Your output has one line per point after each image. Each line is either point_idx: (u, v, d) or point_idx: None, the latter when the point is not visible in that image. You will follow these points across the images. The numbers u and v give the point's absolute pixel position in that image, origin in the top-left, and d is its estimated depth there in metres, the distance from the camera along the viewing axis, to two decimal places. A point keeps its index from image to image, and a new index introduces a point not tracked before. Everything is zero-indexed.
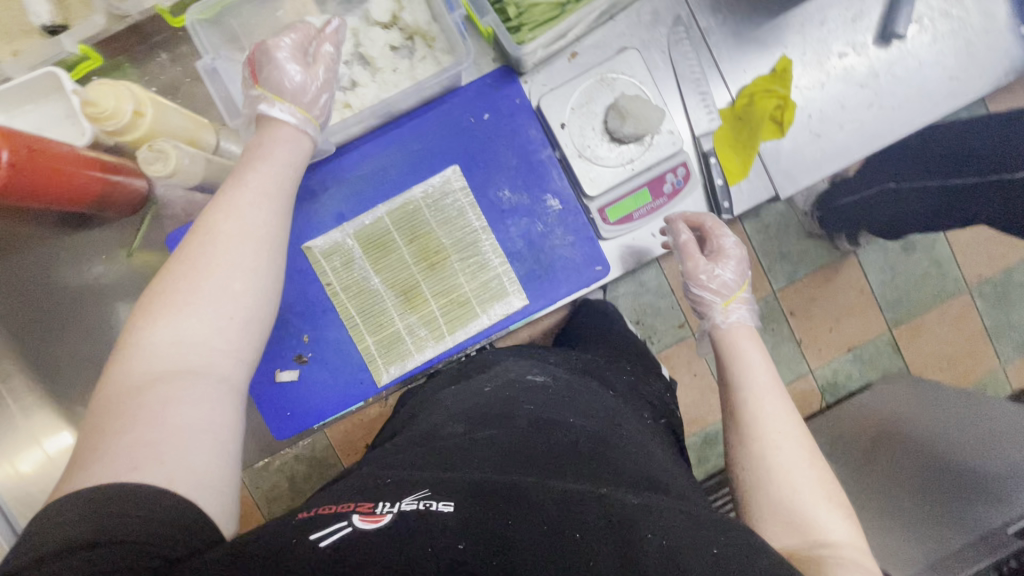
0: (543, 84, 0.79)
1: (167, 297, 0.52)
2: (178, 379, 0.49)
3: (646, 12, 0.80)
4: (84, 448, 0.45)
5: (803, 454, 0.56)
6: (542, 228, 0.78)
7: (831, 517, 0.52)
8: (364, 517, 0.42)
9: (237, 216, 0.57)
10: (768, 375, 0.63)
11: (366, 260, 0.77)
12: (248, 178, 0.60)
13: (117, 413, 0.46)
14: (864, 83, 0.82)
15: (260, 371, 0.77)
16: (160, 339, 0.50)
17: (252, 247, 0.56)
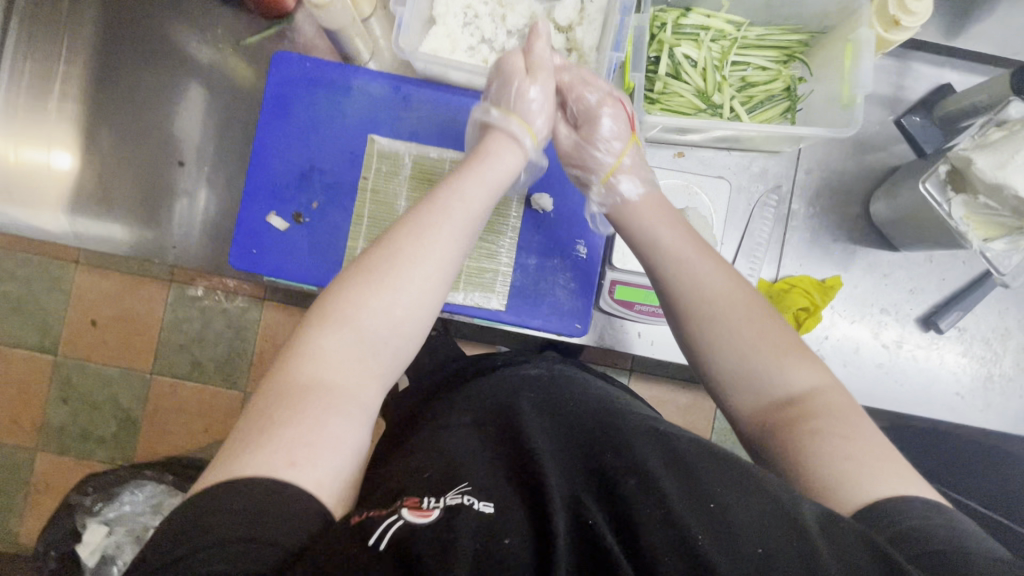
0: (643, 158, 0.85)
1: (341, 308, 0.53)
2: (335, 391, 0.50)
3: (757, 165, 0.86)
4: (239, 435, 0.46)
5: (754, 334, 0.57)
6: (558, 263, 0.82)
7: (796, 378, 0.55)
8: (412, 511, 0.43)
9: (431, 230, 0.58)
10: (719, 284, 0.60)
11: (407, 181, 0.81)
12: (442, 196, 0.60)
13: (273, 401, 0.48)
14: (886, 345, 0.86)
15: (259, 202, 0.81)
16: (331, 349, 0.52)
17: (439, 247, 0.57)
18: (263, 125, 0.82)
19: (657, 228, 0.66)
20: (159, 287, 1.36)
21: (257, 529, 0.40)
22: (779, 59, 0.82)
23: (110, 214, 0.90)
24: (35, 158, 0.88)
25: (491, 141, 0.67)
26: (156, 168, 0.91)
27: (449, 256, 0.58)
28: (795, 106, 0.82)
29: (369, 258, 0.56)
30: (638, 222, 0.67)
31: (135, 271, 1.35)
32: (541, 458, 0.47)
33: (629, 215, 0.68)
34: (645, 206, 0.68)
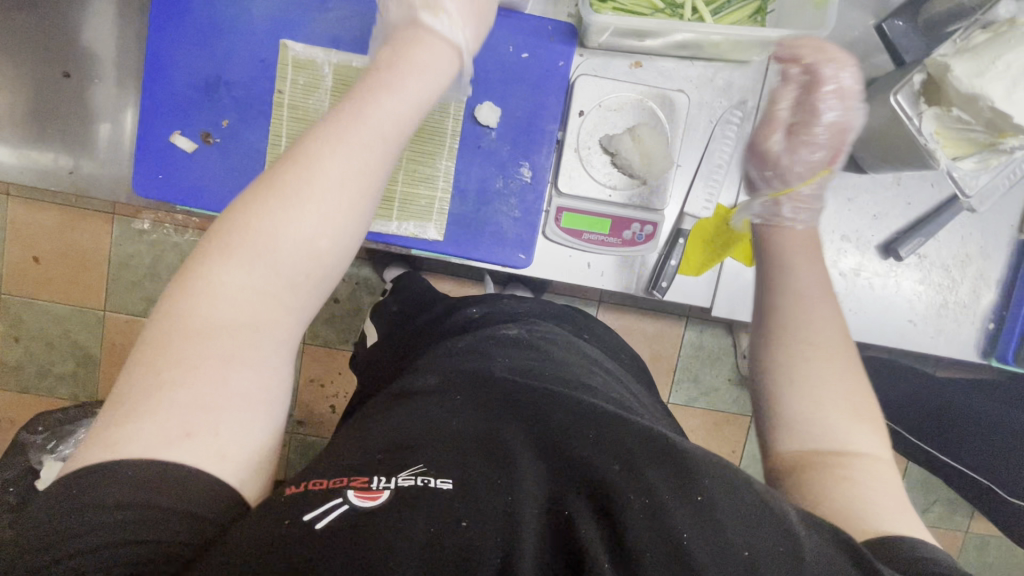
0: (594, 69, 0.76)
1: (246, 225, 0.44)
2: (239, 334, 0.43)
3: (722, 77, 0.78)
4: (118, 401, 0.40)
5: (830, 367, 0.54)
6: (501, 188, 0.75)
7: (857, 439, 0.51)
8: (358, 494, 0.39)
9: (329, 159, 0.46)
10: (819, 293, 0.58)
11: (328, 95, 0.71)
12: (368, 109, 0.49)
13: (161, 360, 0.41)
14: (844, 274, 0.83)
15: (160, 120, 0.71)
16: (232, 279, 0.44)
17: (343, 174, 0.46)
18: (156, 29, 0.70)
19: (786, 254, 0.61)
20: (101, 220, 1.26)
21: (158, 526, 0.36)
22: None
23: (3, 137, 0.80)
24: None
25: (409, 44, 0.54)
26: (46, 84, 0.79)
27: (370, 184, 0.48)
28: (765, 8, 0.72)
29: (267, 182, 0.46)
30: (778, 248, 0.62)
31: (71, 203, 1.25)
32: (511, 446, 0.43)
33: (778, 242, 0.62)
34: (798, 240, 0.62)
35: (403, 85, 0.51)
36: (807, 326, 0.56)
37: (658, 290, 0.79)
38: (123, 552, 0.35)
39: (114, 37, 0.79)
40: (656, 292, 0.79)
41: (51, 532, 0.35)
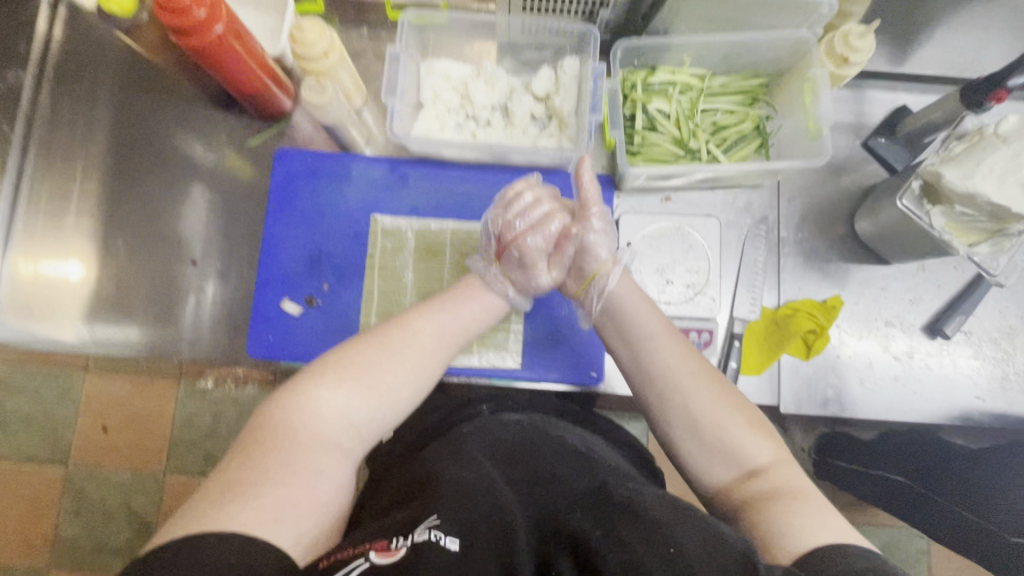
0: (632, 206, 0.89)
1: (355, 367, 0.61)
2: (331, 450, 0.56)
3: (742, 199, 0.90)
4: (220, 499, 0.48)
5: (703, 385, 0.63)
6: (566, 314, 0.84)
7: (757, 448, 0.60)
8: (380, 553, 0.45)
9: (421, 335, 0.67)
10: (661, 324, 0.69)
11: (412, 255, 0.84)
12: (433, 308, 0.69)
13: (270, 468, 0.52)
14: (898, 357, 0.87)
15: (271, 291, 0.83)
16: (338, 399, 0.59)
17: (427, 346, 0.67)
18: (270, 218, 0.86)
19: (636, 301, 0.72)
20: (166, 384, 1.32)
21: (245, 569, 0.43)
22: (745, 102, 0.88)
23: (130, 319, 0.93)
24: (54, 270, 0.92)
25: (481, 281, 0.77)
26: (169, 270, 0.94)
27: (444, 345, 0.68)
28: (767, 143, 0.87)
29: (353, 356, 0.62)
30: (621, 299, 0.73)
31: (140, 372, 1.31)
32: (512, 510, 0.50)
33: (621, 296, 0.73)
34: (628, 290, 0.73)
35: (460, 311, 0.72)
36: (702, 408, 0.62)
37: None
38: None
39: (226, 228, 0.95)
40: None
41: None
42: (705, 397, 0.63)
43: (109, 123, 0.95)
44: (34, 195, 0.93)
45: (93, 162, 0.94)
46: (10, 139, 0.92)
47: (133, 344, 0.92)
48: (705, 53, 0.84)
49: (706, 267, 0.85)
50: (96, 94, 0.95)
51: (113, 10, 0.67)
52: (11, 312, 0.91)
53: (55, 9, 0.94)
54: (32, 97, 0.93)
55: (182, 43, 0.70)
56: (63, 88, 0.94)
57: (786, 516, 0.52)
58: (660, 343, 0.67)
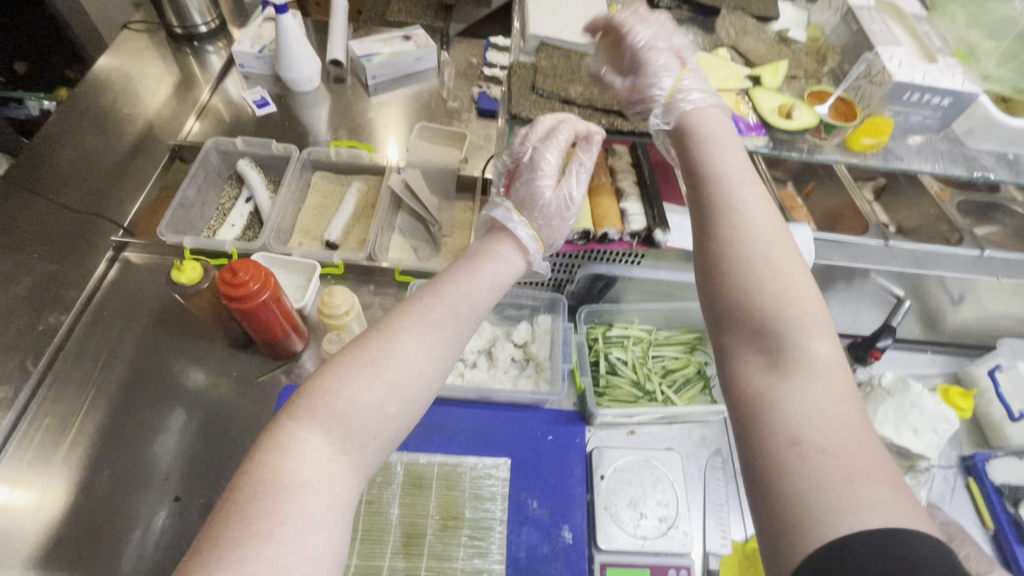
0: (602, 439, 0.98)
1: (327, 391, 0.56)
2: (315, 488, 0.52)
3: (697, 432, 1.02)
4: (212, 536, 0.48)
5: (803, 309, 0.59)
6: (548, 552, 0.85)
7: (817, 408, 0.52)
8: None
9: (406, 338, 0.61)
10: (789, 259, 0.63)
11: (399, 490, 0.88)
12: (447, 290, 0.66)
13: (256, 500, 0.49)
14: None
15: None
16: (342, 399, 0.56)
17: (417, 348, 0.61)
18: None
19: (723, 162, 0.70)
20: None
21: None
22: (685, 350, 1.08)
23: (85, 562, 0.86)
24: (23, 501, 0.90)
25: (484, 253, 0.72)
26: (144, 503, 0.92)
27: (439, 342, 0.62)
28: (709, 384, 1.05)
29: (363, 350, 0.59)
30: (702, 132, 0.72)
31: None
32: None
33: (711, 146, 0.71)
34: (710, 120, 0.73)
35: (470, 275, 0.68)
36: (803, 347, 0.57)
37: None
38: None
39: (215, 459, 0.97)
40: None
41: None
42: (793, 354, 0.56)
43: (130, 359, 1.05)
44: (33, 426, 0.97)
45: (104, 394, 1.01)
46: (30, 374, 1.00)
47: None
48: (648, 315, 1.07)
49: (674, 499, 0.91)
50: (124, 334, 1.08)
51: (182, 280, 0.87)
52: None
53: (111, 265, 1.14)
54: (66, 335, 1.05)
55: (230, 305, 0.86)
56: (97, 327, 1.08)
57: (802, 477, 0.49)
58: (750, 208, 0.66)
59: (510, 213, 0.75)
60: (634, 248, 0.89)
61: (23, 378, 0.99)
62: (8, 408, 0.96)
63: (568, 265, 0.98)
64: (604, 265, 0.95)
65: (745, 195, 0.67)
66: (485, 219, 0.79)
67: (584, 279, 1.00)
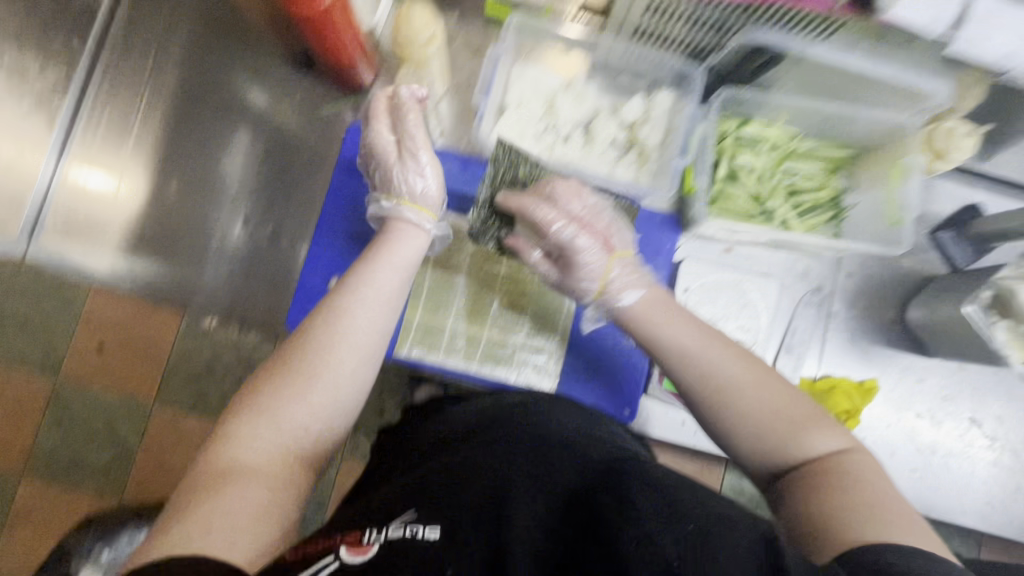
0: (692, 251, 0.87)
1: (259, 411, 0.52)
2: (265, 464, 0.49)
3: (802, 265, 0.89)
4: (165, 527, 0.44)
5: (759, 384, 0.56)
6: (610, 348, 0.83)
7: (820, 444, 0.52)
8: (350, 549, 0.41)
9: (347, 318, 0.58)
10: (733, 368, 0.58)
11: (468, 258, 0.84)
12: (362, 286, 0.61)
13: (197, 493, 0.46)
14: (919, 449, 0.89)
15: (320, 267, 0.81)
16: (250, 441, 0.50)
17: (364, 321, 0.59)
18: (333, 192, 0.83)
19: (670, 325, 0.65)
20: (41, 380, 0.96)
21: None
22: (826, 170, 0.87)
23: (168, 257, 0.91)
24: (102, 187, 0.90)
25: (394, 230, 0.68)
26: (214, 216, 0.91)
27: (380, 301, 0.60)
28: (840, 215, 0.86)
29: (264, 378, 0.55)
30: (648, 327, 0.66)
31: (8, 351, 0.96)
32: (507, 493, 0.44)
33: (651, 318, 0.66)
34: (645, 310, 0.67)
35: (369, 266, 0.63)
36: (762, 410, 0.55)
37: None
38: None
39: (280, 189, 0.91)
40: None
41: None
42: (729, 396, 0.56)
43: (182, 59, 0.92)
44: (96, 113, 0.91)
45: (162, 95, 0.92)
46: (79, 58, 0.91)
47: (167, 280, 0.92)
48: (801, 115, 0.82)
49: (756, 327, 0.84)
50: (170, 26, 0.92)
51: None
52: (53, 230, 0.91)
53: None
54: (110, 16, 0.92)
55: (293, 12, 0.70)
56: (141, 11, 0.92)
57: (850, 479, 0.48)
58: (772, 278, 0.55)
59: (398, 203, 0.70)
60: (833, 10, 0.64)
61: (73, 62, 0.91)
62: (67, 91, 0.90)
63: (724, 22, 0.72)
64: (777, 32, 0.68)
65: (704, 372, 0.59)
66: (377, 205, 0.72)
67: (739, 49, 0.75)
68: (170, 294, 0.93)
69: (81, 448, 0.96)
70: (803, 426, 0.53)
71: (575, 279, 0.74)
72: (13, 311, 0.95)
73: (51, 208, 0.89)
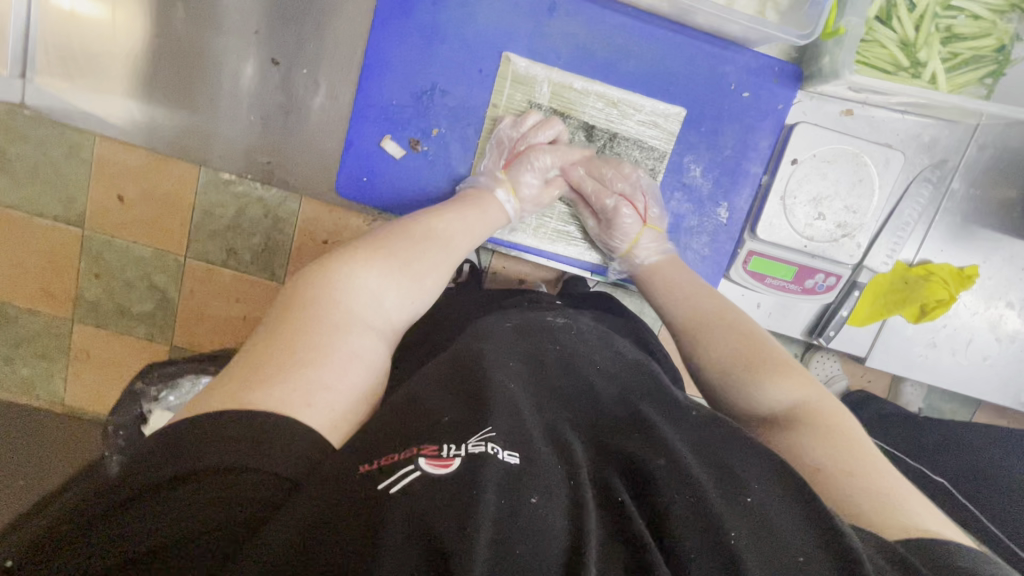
0: (804, 113, 0.74)
1: (382, 258, 0.54)
2: (365, 325, 0.49)
3: (928, 134, 0.76)
4: (265, 360, 0.43)
5: (735, 336, 0.60)
6: (694, 224, 0.76)
7: (780, 392, 0.54)
8: (431, 461, 0.35)
9: (452, 225, 0.62)
10: (705, 294, 0.65)
11: (542, 114, 0.71)
12: (465, 207, 0.65)
13: (306, 334, 0.45)
14: (999, 338, 0.84)
15: (371, 121, 0.70)
16: (363, 287, 0.51)
17: (463, 233, 0.63)
18: (380, 24, 0.68)
19: (668, 278, 0.68)
20: (66, 235, 0.91)
21: (256, 453, 0.36)
22: (1001, 8, 0.68)
23: (189, 109, 0.73)
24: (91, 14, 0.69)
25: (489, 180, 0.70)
26: (233, 52, 0.71)
27: (472, 232, 0.64)
28: (1002, 72, 0.69)
29: (388, 237, 0.57)
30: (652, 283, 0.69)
31: (22, 204, 0.89)
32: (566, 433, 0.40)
33: (651, 276, 0.70)
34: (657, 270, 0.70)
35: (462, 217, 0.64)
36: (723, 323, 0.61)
37: (823, 337, 0.82)
38: (212, 509, 0.32)
39: (304, 14, 0.69)
40: (820, 338, 0.82)
41: (148, 461, 0.35)
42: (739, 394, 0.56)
43: None
44: None
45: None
46: None
47: (187, 136, 0.74)
48: None
49: (866, 207, 0.73)
50: None
51: None
52: (49, 70, 0.71)
53: None
54: None
55: None
56: None
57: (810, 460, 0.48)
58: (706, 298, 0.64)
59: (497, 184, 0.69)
60: None
61: None
62: None
63: None
64: None
65: (698, 320, 0.63)
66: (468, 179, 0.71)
67: None
68: (189, 153, 0.75)
69: (122, 296, 0.95)
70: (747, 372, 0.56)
71: (611, 239, 0.73)
72: (24, 155, 0.87)
73: (38, 44, 0.70)
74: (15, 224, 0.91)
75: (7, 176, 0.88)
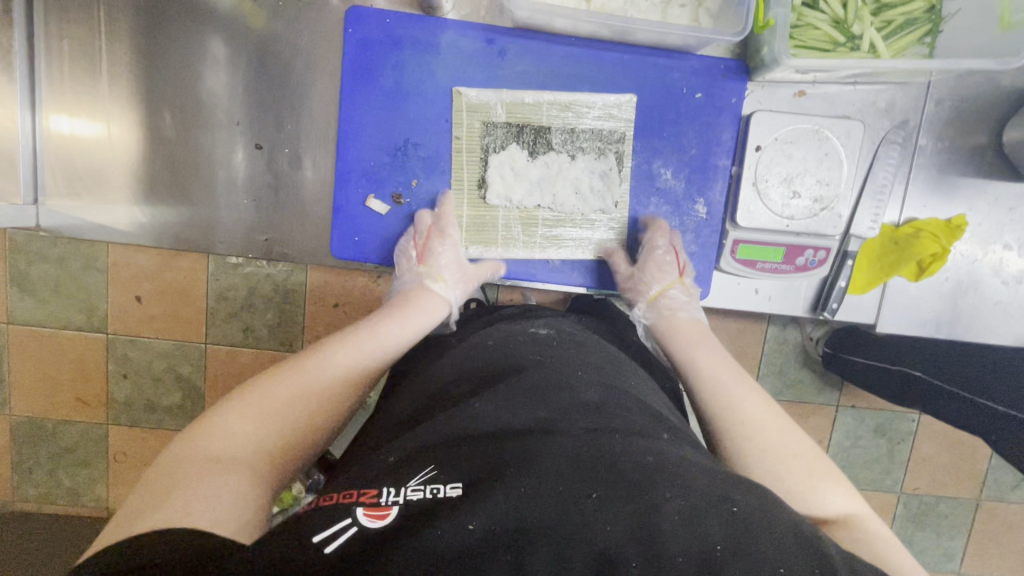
0: (760, 101, 0.77)
1: (254, 392, 0.51)
2: (226, 459, 0.44)
3: (885, 98, 0.79)
4: (134, 508, 0.39)
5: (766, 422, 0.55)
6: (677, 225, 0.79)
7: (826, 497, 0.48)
8: (368, 511, 0.35)
9: (335, 352, 0.57)
10: (729, 363, 0.62)
11: (511, 145, 0.75)
12: (375, 326, 0.63)
13: (172, 481, 0.41)
14: (1006, 282, 0.84)
15: (354, 184, 0.75)
16: (227, 430, 0.47)
17: (366, 342, 0.60)
18: (347, 95, 0.74)
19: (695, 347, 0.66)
20: (89, 342, 0.96)
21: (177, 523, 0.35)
22: None
23: (185, 201, 0.79)
24: (87, 133, 0.76)
25: (415, 294, 0.71)
26: (215, 143, 0.77)
27: (370, 341, 0.61)
28: (937, 29, 0.72)
29: (267, 375, 0.53)
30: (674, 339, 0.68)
31: (46, 325, 0.95)
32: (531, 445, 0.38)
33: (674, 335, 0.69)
34: (682, 323, 0.70)
35: (380, 332, 0.62)
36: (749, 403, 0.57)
37: (827, 311, 0.82)
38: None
39: (277, 99, 0.75)
40: (824, 312, 0.82)
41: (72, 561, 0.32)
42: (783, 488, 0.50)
43: None
44: (51, 45, 0.73)
45: None
46: None
47: (189, 227, 0.79)
48: None
49: (838, 178, 0.75)
50: None
51: None
52: (57, 191, 0.77)
53: None
54: None
55: None
56: None
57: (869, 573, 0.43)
58: (728, 373, 0.61)
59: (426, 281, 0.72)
60: None
61: None
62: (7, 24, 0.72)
63: None
64: None
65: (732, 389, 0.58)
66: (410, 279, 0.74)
67: None
68: (193, 243, 0.80)
69: (149, 393, 0.99)
70: (801, 474, 0.50)
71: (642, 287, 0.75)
72: (43, 274, 0.93)
73: (44, 167, 0.76)
74: (45, 339, 0.96)
75: (31, 295, 0.94)
